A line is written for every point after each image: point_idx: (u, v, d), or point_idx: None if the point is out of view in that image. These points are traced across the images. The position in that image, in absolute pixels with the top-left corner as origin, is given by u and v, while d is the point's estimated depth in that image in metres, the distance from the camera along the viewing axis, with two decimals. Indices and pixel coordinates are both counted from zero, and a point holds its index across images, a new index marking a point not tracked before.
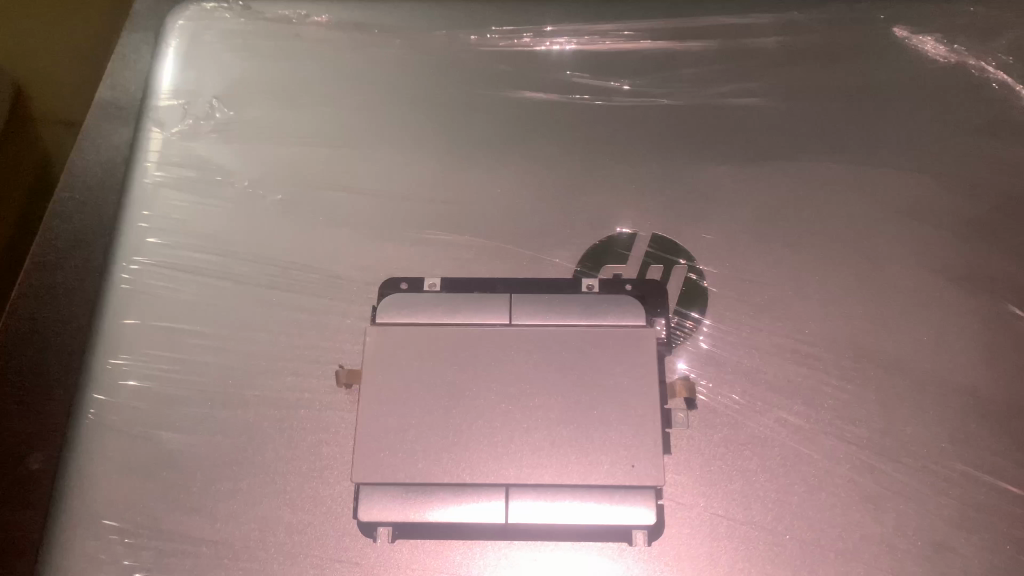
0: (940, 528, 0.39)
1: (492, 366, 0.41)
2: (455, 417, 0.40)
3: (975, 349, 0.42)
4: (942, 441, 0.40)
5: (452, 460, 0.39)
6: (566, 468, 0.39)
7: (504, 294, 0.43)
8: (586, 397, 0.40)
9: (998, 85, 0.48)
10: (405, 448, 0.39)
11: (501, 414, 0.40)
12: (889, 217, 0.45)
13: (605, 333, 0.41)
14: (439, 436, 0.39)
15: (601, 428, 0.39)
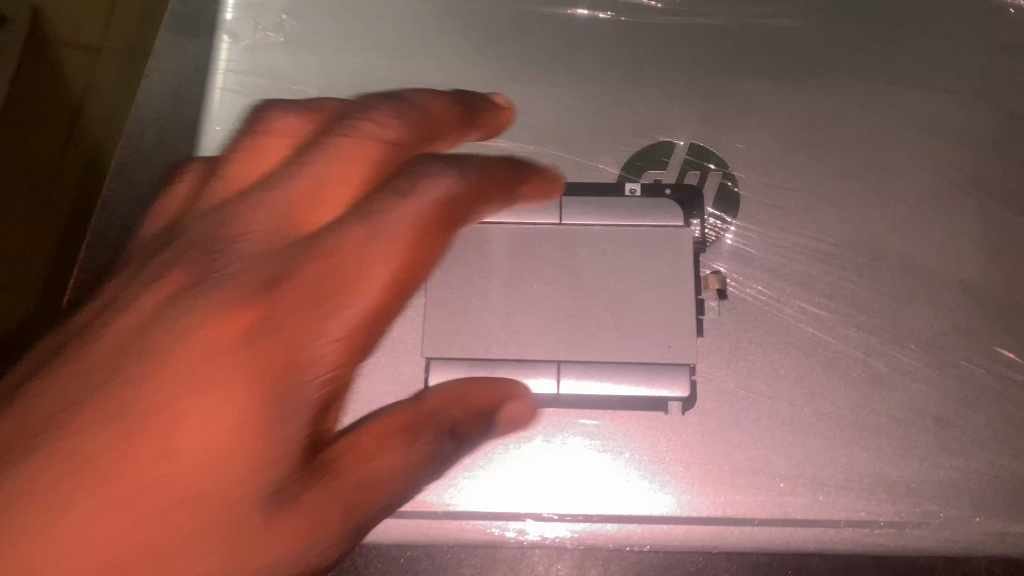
0: (942, 405, 0.44)
1: (546, 258, 0.45)
2: (513, 302, 0.45)
3: (981, 251, 0.47)
4: (948, 330, 0.45)
5: (510, 338, 0.44)
6: (610, 346, 0.44)
7: (556, 194, 0.47)
8: (629, 285, 0.45)
9: (1015, 11, 0.51)
10: (471, 328, 0.45)
11: (555, 300, 0.45)
12: (908, 131, 0.49)
13: (645, 231, 0.46)
14: (500, 318, 0.44)
15: (642, 311, 0.44)
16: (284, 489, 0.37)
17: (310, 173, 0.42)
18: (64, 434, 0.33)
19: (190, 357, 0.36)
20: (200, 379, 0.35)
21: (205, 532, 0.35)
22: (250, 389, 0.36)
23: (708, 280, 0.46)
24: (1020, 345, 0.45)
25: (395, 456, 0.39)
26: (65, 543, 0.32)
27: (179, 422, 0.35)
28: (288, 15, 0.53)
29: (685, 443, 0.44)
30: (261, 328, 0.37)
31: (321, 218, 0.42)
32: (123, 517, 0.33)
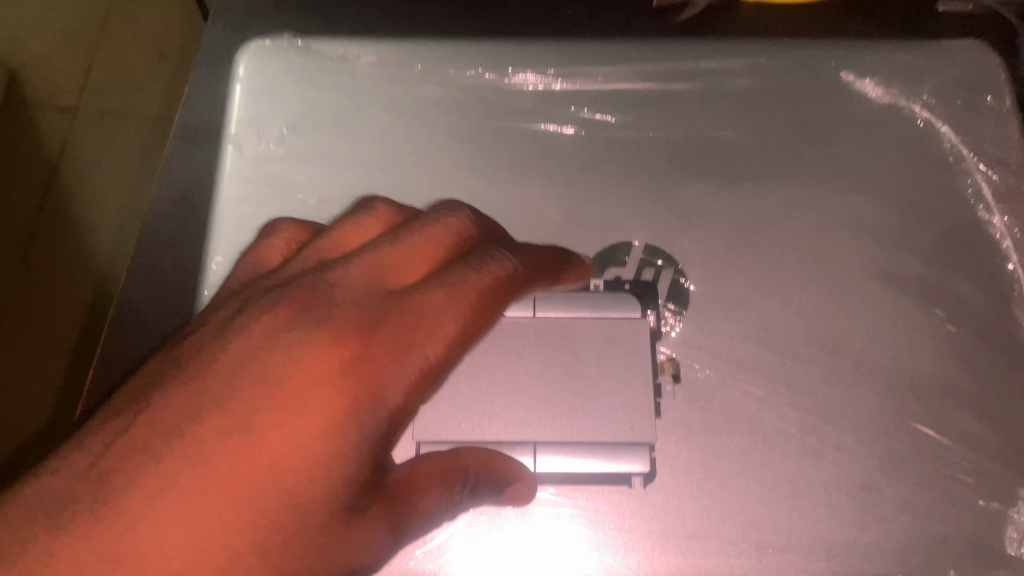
0: (867, 473, 0.51)
1: (522, 349, 0.52)
2: (492, 390, 0.51)
3: (899, 337, 0.54)
4: (871, 407, 0.52)
5: (492, 422, 0.50)
6: (580, 428, 0.50)
7: None
8: (594, 373, 0.51)
9: (923, 123, 0.59)
10: (456, 412, 0.50)
11: (530, 387, 0.51)
12: (834, 230, 0.56)
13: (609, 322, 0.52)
14: (482, 405, 0.51)
15: (606, 396, 0.51)
16: (356, 509, 0.40)
17: (397, 246, 0.45)
18: (197, 431, 0.38)
19: (293, 384, 0.39)
20: (300, 405, 0.39)
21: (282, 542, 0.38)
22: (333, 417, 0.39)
23: (664, 364, 0.52)
24: (933, 420, 0.52)
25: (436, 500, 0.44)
26: (172, 529, 0.36)
27: (289, 437, 0.38)
28: (288, 129, 0.59)
29: (646, 514, 0.49)
30: (351, 370, 0.40)
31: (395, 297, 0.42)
32: (206, 511, 0.37)
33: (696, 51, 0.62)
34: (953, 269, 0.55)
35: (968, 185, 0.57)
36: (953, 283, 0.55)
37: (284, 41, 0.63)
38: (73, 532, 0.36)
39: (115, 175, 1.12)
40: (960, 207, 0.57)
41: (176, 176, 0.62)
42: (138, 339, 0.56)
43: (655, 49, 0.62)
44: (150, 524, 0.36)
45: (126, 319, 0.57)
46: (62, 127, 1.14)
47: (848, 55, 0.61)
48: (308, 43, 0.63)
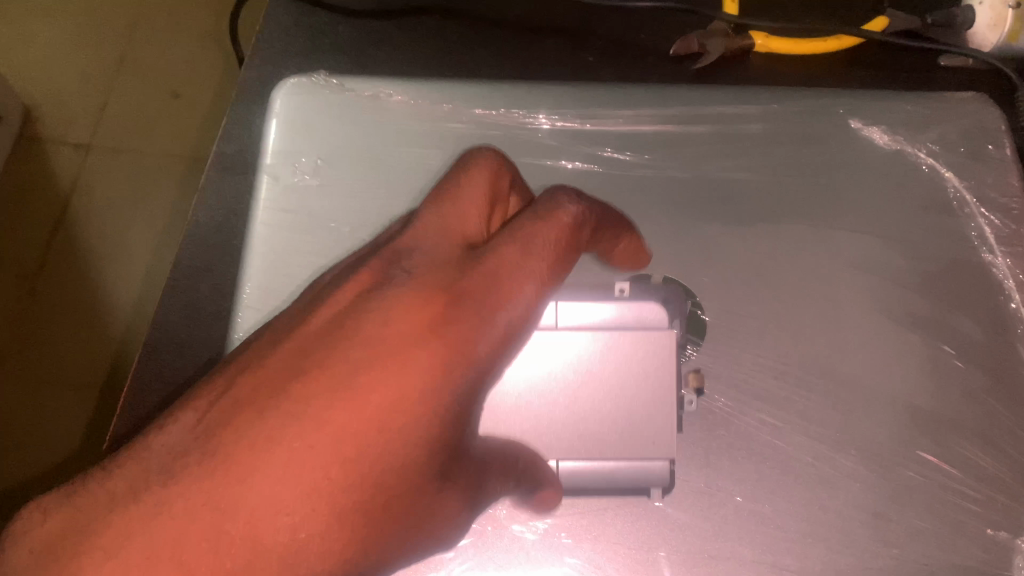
0: (878, 501, 0.53)
1: (549, 362, 0.51)
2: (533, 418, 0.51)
3: (908, 371, 0.56)
4: (882, 438, 0.54)
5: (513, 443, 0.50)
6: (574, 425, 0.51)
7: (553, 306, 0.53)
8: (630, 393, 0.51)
9: (927, 168, 0.62)
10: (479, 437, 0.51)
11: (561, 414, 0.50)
12: (845, 268, 0.59)
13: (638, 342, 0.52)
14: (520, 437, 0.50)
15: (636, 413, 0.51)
16: (450, 466, 0.39)
17: (466, 202, 0.43)
18: (284, 405, 0.34)
19: (393, 343, 0.37)
20: (403, 368, 0.36)
21: (378, 505, 0.36)
22: (430, 371, 0.37)
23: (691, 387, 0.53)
24: (940, 451, 0.54)
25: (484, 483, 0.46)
26: (270, 501, 0.33)
27: (393, 399, 0.36)
28: (323, 161, 0.62)
29: (666, 535, 0.51)
30: (462, 326, 0.38)
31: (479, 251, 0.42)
32: (284, 489, 0.33)
33: (712, 95, 0.65)
34: (958, 308, 0.58)
35: (971, 228, 0.60)
36: (957, 321, 0.58)
37: (320, 78, 0.65)
38: (146, 506, 0.32)
39: (128, 213, 1.12)
40: (963, 248, 0.60)
41: (212, 206, 0.64)
42: (175, 361, 0.60)
43: (672, 93, 0.65)
44: (249, 494, 0.33)
45: (160, 341, 0.60)
46: (76, 165, 1.14)
47: (856, 103, 0.64)
48: (343, 80, 0.65)
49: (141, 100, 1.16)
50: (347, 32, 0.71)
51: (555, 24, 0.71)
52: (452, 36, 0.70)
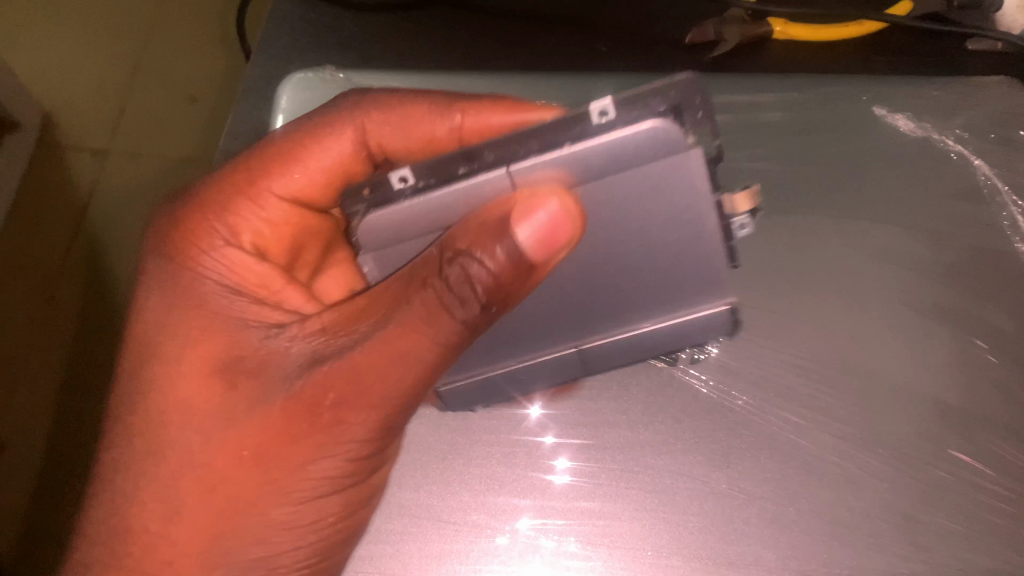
0: (909, 502, 0.50)
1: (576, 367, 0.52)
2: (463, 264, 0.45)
3: (939, 366, 0.54)
4: (912, 437, 0.52)
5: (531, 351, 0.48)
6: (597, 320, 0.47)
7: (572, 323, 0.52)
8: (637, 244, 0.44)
9: (956, 156, 0.60)
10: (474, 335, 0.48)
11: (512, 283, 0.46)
12: (871, 260, 0.56)
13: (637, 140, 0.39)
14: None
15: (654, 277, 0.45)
16: (266, 364, 0.44)
17: (252, 155, 0.55)
18: (128, 412, 0.46)
19: (159, 324, 0.48)
20: (212, 340, 0.46)
21: (224, 473, 0.42)
22: (180, 325, 0.47)
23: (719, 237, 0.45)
24: (975, 449, 0.52)
25: (455, 279, 0.40)
26: (166, 494, 0.42)
27: (202, 374, 0.45)
28: None
29: (685, 538, 0.49)
30: (210, 303, 0.48)
31: (278, 165, 0.55)
32: (159, 458, 0.43)
33: (729, 86, 0.63)
34: (992, 301, 0.55)
35: (1003, 217, 0.58)
36: (991, 315, 0.55)
37: (327, 72, 0.64)
38: (105, 542, 0.43)
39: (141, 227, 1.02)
40: (996, 237, 0.57)
41: None
42: None
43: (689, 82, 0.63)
44: (133, 509, 0.43)
45: None
46: (94, 174, 1.05)
47: (880, 89, 0.62)
48: (349, 75, 0.64)
49: (161, 107, 1.07)
50: (354, 26, 0.69)
51: (566, 15, 0.69)
52: (461, 29, 0.69)
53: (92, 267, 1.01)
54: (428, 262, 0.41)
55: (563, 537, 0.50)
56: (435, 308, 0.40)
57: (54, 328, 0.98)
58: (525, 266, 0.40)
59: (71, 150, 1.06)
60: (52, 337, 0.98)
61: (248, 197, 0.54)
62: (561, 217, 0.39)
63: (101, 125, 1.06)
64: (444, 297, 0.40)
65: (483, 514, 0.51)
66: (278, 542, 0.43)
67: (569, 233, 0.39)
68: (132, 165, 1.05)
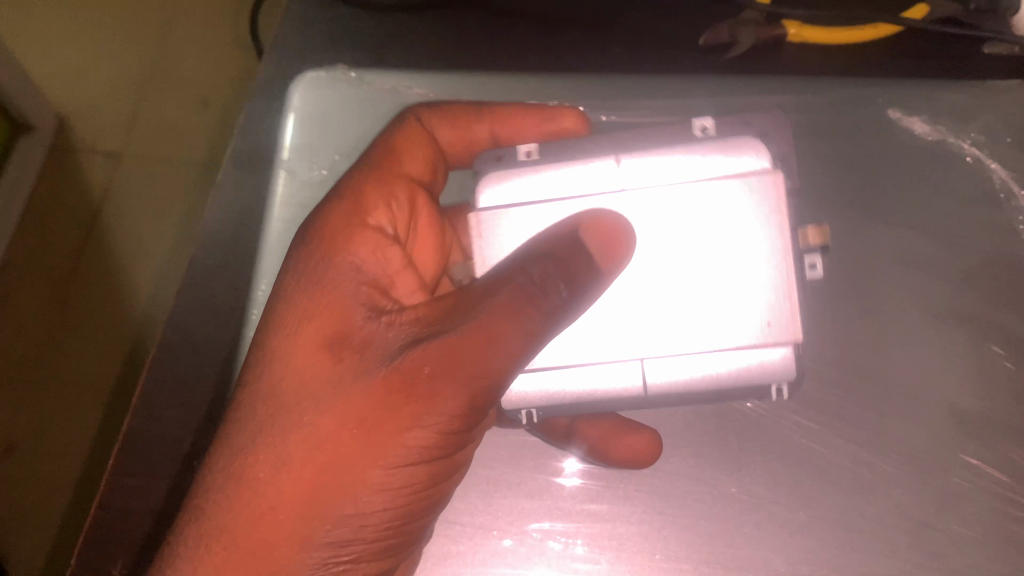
0: (924, 510, 0.50)
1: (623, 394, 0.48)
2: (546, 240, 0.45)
3: (955, 372, 0.53)
4: (927, 444, 0.51)
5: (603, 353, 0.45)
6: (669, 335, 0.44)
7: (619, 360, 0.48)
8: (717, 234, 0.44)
9: (971, 159, 0.59)
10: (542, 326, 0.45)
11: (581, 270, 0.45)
12: (886, 264, 0.56)
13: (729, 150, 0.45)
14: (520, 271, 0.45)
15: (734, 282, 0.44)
16: (372, 337, 0.41)
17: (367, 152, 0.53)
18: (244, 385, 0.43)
19: (280, 301, 0.45)
20: (328, 316, 0.43)
21: (329, 438, 0.39)
22: (297, 302, 0.44)
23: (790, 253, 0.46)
24: (991, 457, 0.51)
25: (532, 273, 0.39)
26: (267, 461, 0.40)
27: (318, 344, 0.42)
28: (340, 157, 0.61)
29: (696, 542, 0.49)
30: (339, 280, 0.44)
31: (398, 155, 0.53)
32: (269, 426, 0.41)
33: (744, 86, 0.62)
34: (1010, 306, 0.54)
35: (1020, 221, 0.57)
36: (1008, 320, 0.54)
37: (339, 71, 0.63)
38: (194, 507, 0.41)
39: (155, 229, 1.00)
40: (1013, 242, 0.56)
41: (229, 204, 0.63)
42: (187, 358, 0.59)
43: (702, 83, 0.62)
44: (243, 468, 0.40)
45: (175, 340, 0.59)
46: (107, 175, 1.02)
47: (896, 91, 0.61)
48: (360, 73, 0.63)
49: (176, 110, 1.04)
50: (366, 26, 0.69)
51: (578, 15, 0.68)
52: (474, 29, 0.68)
53: (101, 269, 0.98)
54: (516, 261, 0.41)
55: (571, 541, 0.49)
56: (519, 298, 0.39)
57: (61, 331, 0.95)
58: (598, 282, 0.41)
59: (82, 151, 1.03)
60: (58, 338, 0.95)
61: (376, 178, 0.51)
62: (626, 239, 0.41)
63: (112, 124, 1.04)
64: (521, 289, 0.39)
65: (490, 515, 0.50)
66: (366, 510, 0.39)
67: (627, 249, 0.41)
68: (142, 164, 1.03)
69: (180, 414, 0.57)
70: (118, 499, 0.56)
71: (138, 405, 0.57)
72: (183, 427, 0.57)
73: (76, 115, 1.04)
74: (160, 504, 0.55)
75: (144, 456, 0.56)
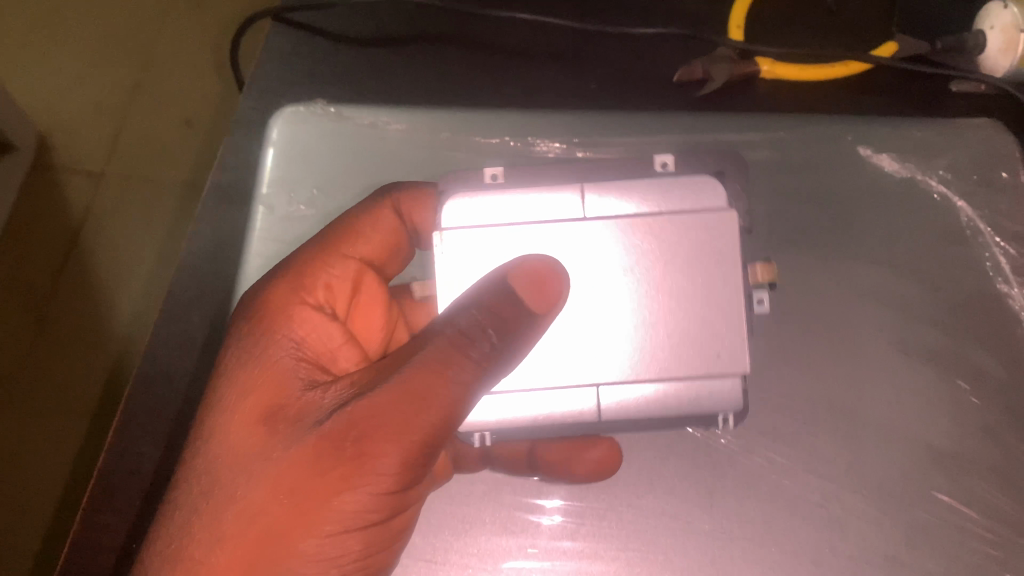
0: (892, 545, 0.51)
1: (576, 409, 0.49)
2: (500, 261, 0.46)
3: (922, 408, 0.54)
4: (896, 479, 0.52)
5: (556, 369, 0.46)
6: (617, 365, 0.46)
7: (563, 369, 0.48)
8: (672, 263, 0.46)
9: (939, 197, 0.60)
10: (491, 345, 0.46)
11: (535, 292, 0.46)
12: (855, 300, 0.57)
13: (688, 190, 0.47)
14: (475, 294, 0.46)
15: (682, 313, 0.46)
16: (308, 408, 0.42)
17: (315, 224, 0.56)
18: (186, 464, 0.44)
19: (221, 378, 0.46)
20: (268, 388, 0.44)
21: (262, 505, 0.40)
22: (236, 378, 0.45)
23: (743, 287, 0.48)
24: (956, 492, 0.52)
25: (463, 320, 0.40)
26: (205, 536, 0.40)
27: (255, 414, 0.43)
28: (318, 191, 0.62)
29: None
30: (278, 355, 0.46)
31: (347, 233, 0.54)
32: (207, 503, 0.41)
33: (718, 122, 0.63)
34: (975, 343, 0.56)
35: (986, 258, 0.58)
36: (973, 355, 0.55)
37: (317, 106, 0.63)
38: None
39: (135, 252, 1.00)
40: (978, 279, 0.58)
41: (206, 236, 0.63)
42: (163, 392, 0.59)
43: (677, 119, 0.63)
44: (184, 547, 0.41)
45: (151, 373, 0.59)
46: (87, 198, 1.02)
47: (866, 129, 0.62)
48: (339, 107, 0.63)
49: (157, 133, 1.04)
50: (346, 60, 0.69)
51: (555, 50, 0.69)
52: (452, 64, 0.69)
53: (80, 292, 0.98)
54: (445, 315, 0.41)
55: None
56: (450, 351, 0.40)
57: (39, 354, 0.95)
58: (534, 324, 0.41)
59: (62, 171, 1.03)
60: (36, 362, 0.94)
61: (324, 257, 0.52)
62: (556, 278, 0.41)
63: (93, 145, 1.04)
64: (452, 339, 0.40)
65: (466, 552, 0.50)
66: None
67: (560, 288, 0.41)
68: (123, 187, 1.02)
69: (157, 448, 0.57)
70: (94, 533, 0.56)
71: (115, 439, 0.58)
72: (159, 461, 0.57)
73: (57, 136, 1.04)
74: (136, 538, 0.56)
75: (123, 489, 0.57)
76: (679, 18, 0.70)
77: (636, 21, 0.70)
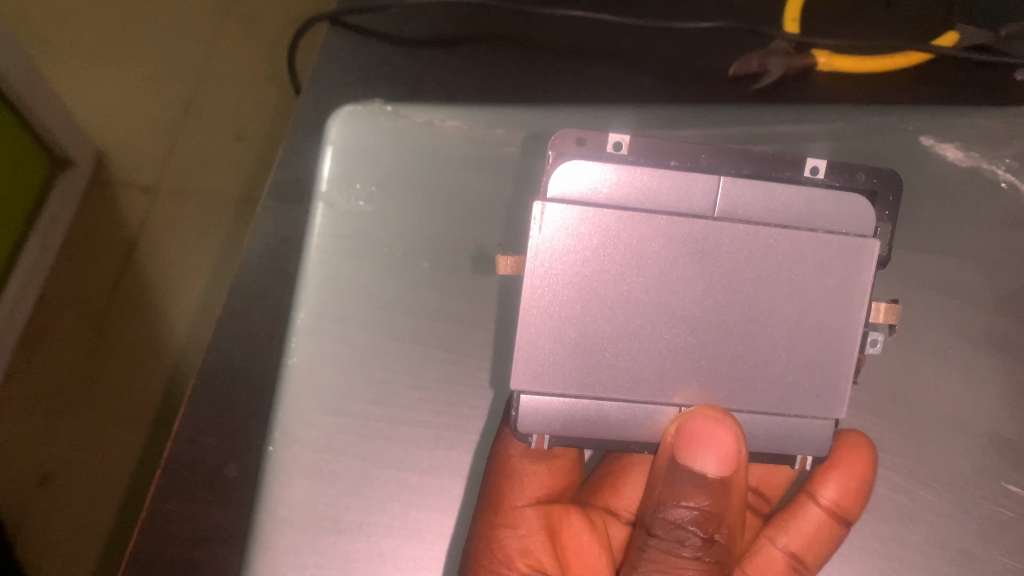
0: (966, 538, 0.51)
1: (628, 369, 0.46)
2: (581, 272, 0.46)
3: (993, 399, 0.53)
4: (968, 471, 0.52)
5: (617, 377, 0.46)
6: (677, 386, 0.46)
7: (630, 354, 0.46)
8: (785, 268, 0.47)
9: (1006, 185, 0.59)
10: (551, 313, 0.46)
11: (612, 296, 0.46)
12: (920, 290, 0.55)
13: (835, 219, 0.48)
14: (554, 295, 0.46)
15: (760, 333, 0.47)
16: None
17: (487, 487, 0.53)
18: None
19: None
20: None
21: None
22: None
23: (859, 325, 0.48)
24: None
25: (663, 527, 0.49)
26: None
27: None
28: (376, 188, 0.62)
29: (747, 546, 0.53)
30: None
31: (510, 487, 0.54)
32: None
33: (776, 116, 0.62)
34: None
35: None
36: None
37: (375, 104, 0.64)
38: None
39: (189, 261, 1.02)
40: None
41: (268, 237, 0.64)
42: (225, 385, 0.60)
43: (732, 114, 0.63)
44: None
45: (214, 367, 0.60)
46: (143, 210, 1.04)
47: (928, 118, 0.61)
48: (397, 107, 0.64)
49: (211, 145, 1.07)
50: (401, 61, 0.70)
51: (608, 46, 0.70)
52: (504, 61, 0.70)
53: (138, 300, 1.00)
54: (643, 525, 0.50)
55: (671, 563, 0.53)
56: (669, 559, 0.49)
57: (98, 362, 0.97)
58: (721, 486, 0.48)
59: (120, 183, 1.05)
60: (96, 368, 0.97)
61: (500, 521, 0.54)
62: (717, 431, 0.45)
63: (151, 157, 1.06)
64: (662, 546, 0.49)
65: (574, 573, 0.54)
66: None
67: (730, 436, 0.45)
68: (180, 197, 1.05)
69: (219, 441, 0.58)
70: (156, 523, 0.56)
71: (178, 432, 0.58)
72: (222, 453, 0.58)
73: (117, 149, 1.06)
74: (196, 529, 0.56)
75: (184, 480, 0.57)
76: (732, 14, 0.70)
77: (689, 17, 0.70)
